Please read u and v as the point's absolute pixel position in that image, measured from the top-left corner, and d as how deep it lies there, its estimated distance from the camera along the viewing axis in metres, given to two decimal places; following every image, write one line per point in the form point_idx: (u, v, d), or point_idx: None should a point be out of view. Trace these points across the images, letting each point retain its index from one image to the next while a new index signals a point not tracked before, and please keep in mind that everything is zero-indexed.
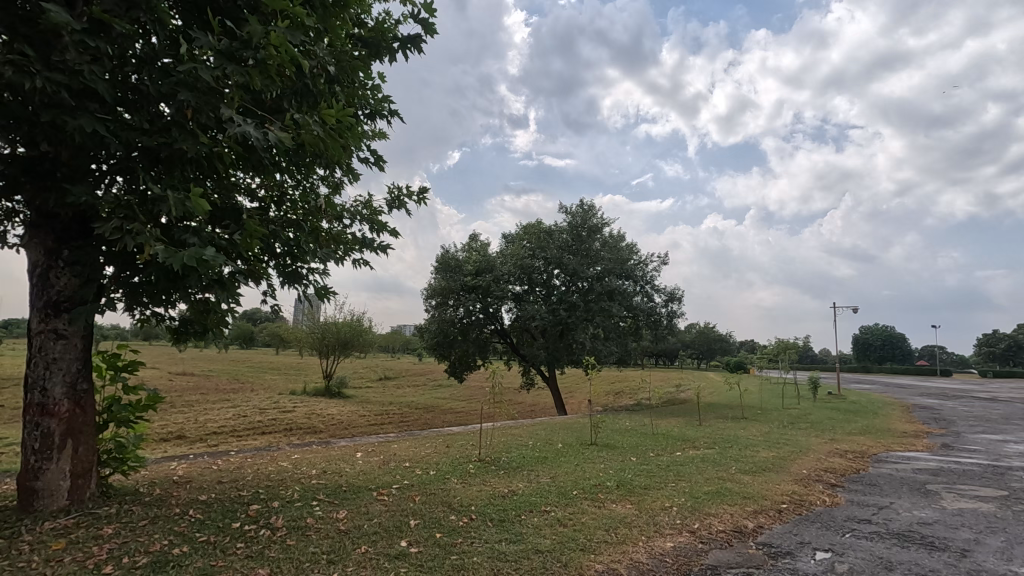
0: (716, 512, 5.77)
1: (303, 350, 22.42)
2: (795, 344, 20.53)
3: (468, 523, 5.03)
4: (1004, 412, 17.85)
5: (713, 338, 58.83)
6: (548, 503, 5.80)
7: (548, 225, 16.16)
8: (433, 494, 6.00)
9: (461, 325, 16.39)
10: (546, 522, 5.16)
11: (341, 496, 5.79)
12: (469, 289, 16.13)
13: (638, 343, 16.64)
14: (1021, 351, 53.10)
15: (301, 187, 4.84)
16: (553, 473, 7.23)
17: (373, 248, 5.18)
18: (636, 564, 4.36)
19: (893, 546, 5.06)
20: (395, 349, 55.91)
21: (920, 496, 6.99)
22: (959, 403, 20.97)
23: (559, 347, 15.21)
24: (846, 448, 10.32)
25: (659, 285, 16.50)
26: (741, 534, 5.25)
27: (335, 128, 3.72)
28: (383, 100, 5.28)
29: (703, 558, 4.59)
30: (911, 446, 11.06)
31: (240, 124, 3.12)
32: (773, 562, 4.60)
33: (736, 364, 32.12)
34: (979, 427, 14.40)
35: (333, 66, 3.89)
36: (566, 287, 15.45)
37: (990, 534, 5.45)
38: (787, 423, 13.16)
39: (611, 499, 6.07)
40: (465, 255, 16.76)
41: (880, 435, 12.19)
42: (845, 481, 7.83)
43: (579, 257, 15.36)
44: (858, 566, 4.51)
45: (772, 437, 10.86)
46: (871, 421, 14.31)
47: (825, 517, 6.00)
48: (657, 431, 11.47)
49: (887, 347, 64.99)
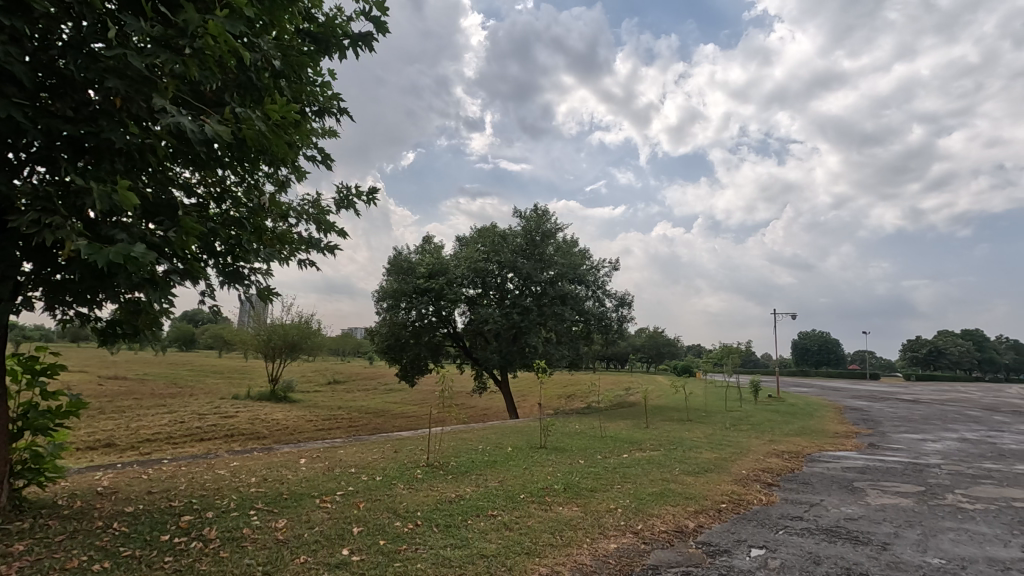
0: (658, 513, 5.91)
1: (247, 353, 21.57)
2: (738, 349, 21.30)
3: (413, 529, 4.95)
4: (923, 413, 19.18)
5: (663, 343, 60.41)
6: (495, 507, 5.78)
7: (503, 228, 16.17)
8: (378, 500, 5.87)
9: (413, 328, 16.17)
10: (493, 526, 5.14)
11: (281, 504, 5.59)
12: (421, 291, 15.86)
13: (589, 347, 16.85)
14: (940, 355, 57.14)
15: (245, 184, 4.65)
16: (502, 477, 7.22)
17: (319, 248, 5.04)
18: (580, 566, 4.40)
19: (821, 541, 5.31)
20: (346, 352, 54.69)
21: (848, 493, 7.40)
22: (886, 405, 22.39)
23: (511, 351, 15.23)
24: (783, 448, 10.79)
25: (610, 291, 16.82)
26: (682, 534, 5.39)
27: (279, 124, 3.56)
28: (333, 98, 5.16)
29: (645, 559, 4.67)
30: (841, 446, 11.68)
31: (174, 115, 2.95)
32: (711, 560, 4.74)
33: (683, 368, 33.10)
34: (901, 427, 15.38)
35: (279, 61, 3.76)
36: (519, 290, 15.53)
37: (907, 528, 5.82)
38: (729, 425, 13.67)
39: (558, 502, 6.11)
40: (418, 257, 16.56)
41: (813, 436, 12.83)
42: (780, 480, 8.19)
43: (533, 261, 15.47)
44: (789, 562, 4.71)
45: (715, 439, 11.23)
46: (806, 423, 15.03)
47: (761, 515, 6.25)
48: (606, 433, 11.64)
49: (823, 352, 68.53)
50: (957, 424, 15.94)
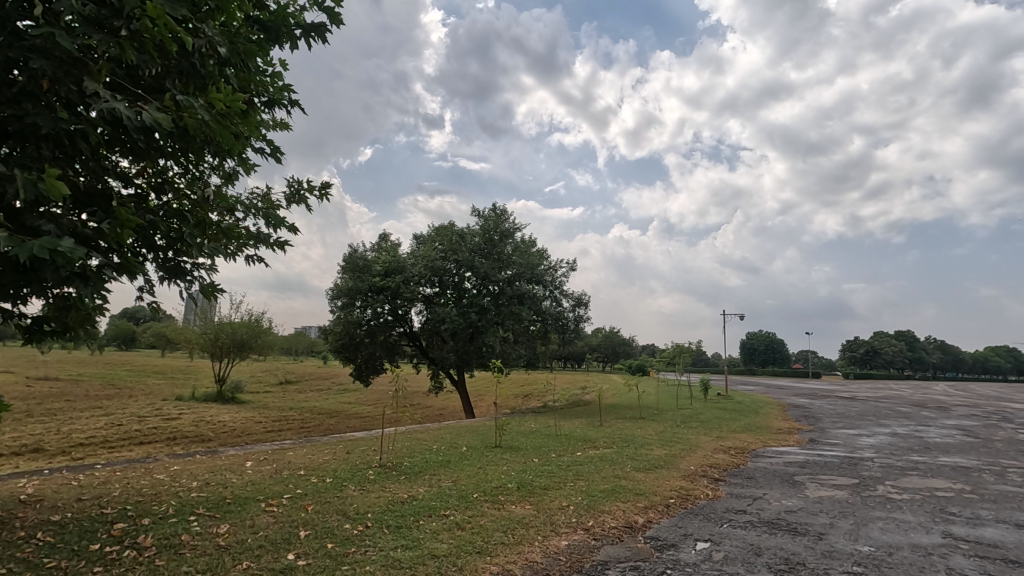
0: (609, 509, 6.00)
1: (192, 352, 20.64)
2: (689, 349, 21.88)
3: (363, 531, 4.85)
4: (858, 410, 20.23)
5: (618, 342, 61.54)
6: (448, 507, 5.74)
7: (460, 227, 16.06)
8: (328, 502, 5.73)
9: (368, 327, 15.76)
10: (445, 526, 5.10)
11: (223, 509, 5.37)
12: (377, 290, 15.57)
13: (546, 347, 16.95)
14: (875, 355, 60.50)
15: (189, 175, 4.43)
16: (455, 477, 7.18)
17: (268, 244, 4.86)
18: (531, 563, 4.42)
19: (762, 533, 5.52)
20: (299, 351, 53.19)
21: (789, 486, 7.73)
22: (826, 402, 23.54)
23: (468, 350, 15.15)
24: (730, 444, 11.18)
25: (567, 291, 16.98)
26: (631, 529, 5.49)
27: (224, 114, 3.38)
28: (283, 89, 5.00)
29: (595, 554, 4.74)
30: (784, 441, 12.18)
31: (108, 100, 2.77)
32: (658, 554, 4.85)
33: (637, 368, 33.83)
34: (839, 422, 16.17)
35: (226, 49, 3.58)
36: (477, 289, 15.50)
37: (841, 518, 6.14)
38: (679, 423, 14.04)
39: (510, 500, 6.13)
40: (374, 255, 16.24)
41: (758, 432, 13.31)
42: (726, 475, 8.48)
43: (490, 261, 15.46)
44: (732, 554, 4.87)
45: (666, 436, 11.51)
46: (752, 420, 15.61)
47: (707, 509, 6.45)
48: (560, 432, 11.75)
49: (769, 352, 71.43)
50: (888, 420, 16.91)
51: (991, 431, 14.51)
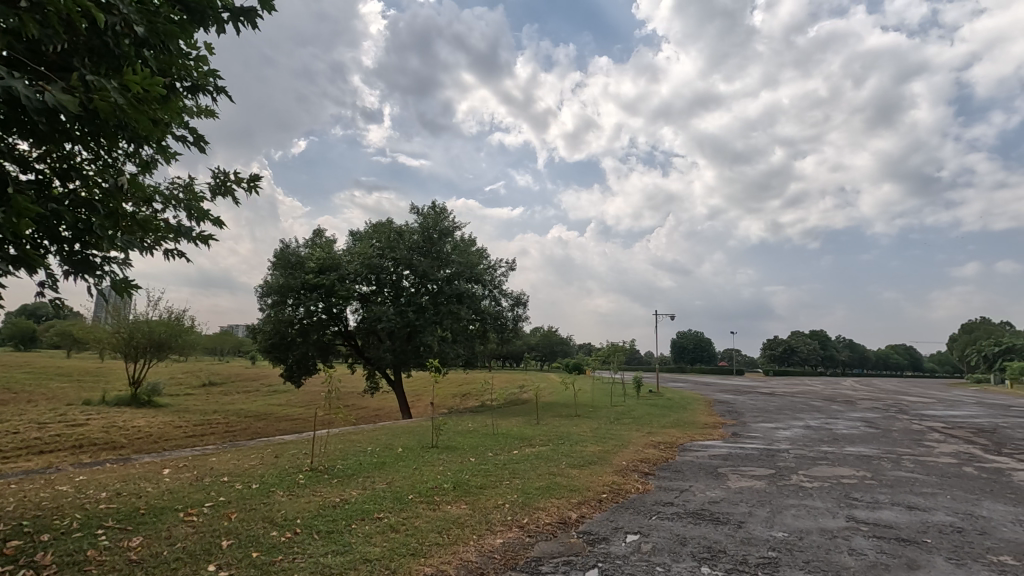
0: (544, 506, 6.11)
1: (102, 352, 19.09)
2: (623, 347, 22.55)
3: (291, 538, 4.68)
4: (776, 404, 21.58)
5: (556, 341, 62.65)
6: (382, 509, 5.64)
7: (399, 224, 15.78)
8: (254, 509, 5.48)
9: (300, 326, 15.19)
10: (378, 529, 5.00)
11: (136, 521, 5.02)
12: (310, 287, 15.02)
13: (484, 347, 16.97)
14: (792, 353, 64.81)
15: (100, 162, 4.11)
16: (390, 478, 7.07)
17: (190, 238, 4.58)
18: (466, 563, 4.41)
19: (688, 524, 5.79)
20: (224, 350, 50.49)
21: (713, 478, 8.16)
22: (748, 398, 24.99)
23: (406, 350, 14.92)
24: (660, 440, 11.64)
25: (506, 290, 17.06)
26: (565, 525, 5.60)
27: (140, 98, 3.14)
28: (209, 74, 4.73)
29: (529, 551, 4.81)
30: (710, 436, 12.80)
31: (1, 78, 2.52)
32: (591, 548, 4.98)
33: (573, 366, 34.48)
34: (759, 416, 17.18)
35: (145, 29, 3.32)
36: (415, 288, 15.31)
37: (759, 506, 6.54)
38: (613, 419, 14.46)
39: (446, 500, 6.10)
40: (307, 251, 15.67)
41: (686, 427, 13.93)
42: (655, 469, 8.82)
43: (429, 259, 15.31)
44: (659, 545, 5.07)
45: (600, 433, 11.81)
46: (681, 415, 16.31)
47: (637, 503, 6.69)
48: (497, 431, 11.80)
49: (697, 350, 74.90)
50: (802, 414, 18.12)
51: (890, 422, 15.91)
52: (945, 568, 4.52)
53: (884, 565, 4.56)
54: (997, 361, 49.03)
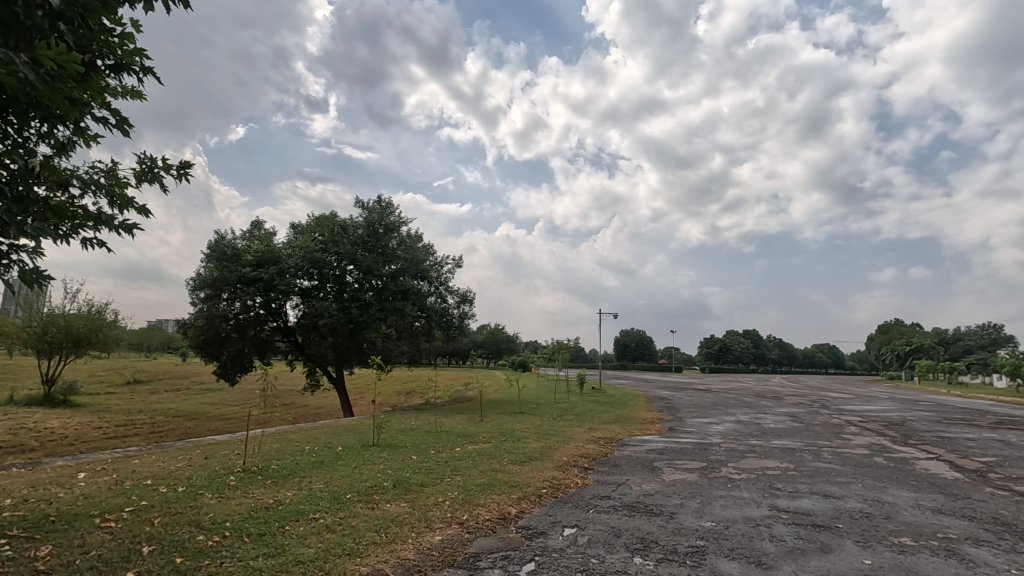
0: (483, 502, 6.15)
1: (11, 347, 17.56)
2: (568, 345, 22.91)
3: (219, 542, 4.51)
4: (710, 401, 22.54)
5: (502, 339, 62.97)
6: (318, 510, 5.51)
7: (343, 218, 15.36)
8: (179, 513, 5.22)
9: (236, 321, 14.54)
10: (313, 530, 4.89)
11: (45, 529, 4.68)
12: (247, 281, 14.37)
13: (429, 344, 16.85)
14: (727, 352, 67.91)
15: (8, 142, 3.79)
16: (328, 478, 6.90)
17: (111, 226, 4.30)
18: (403, 561, 4.39)
19: (623, 516, 5.99)
20: (151, 346, 47.61)
21: (649, 472, 8.47)
22: (685, 394, 25.97)
23: (348, 346, 14.60)
24: (600, 435, 11.95)
25: (452, 287, 16.97)
26: (504, 520, 5.66)
27: (55, 75, 2.92)
28: (134, 53, 4.46)
29: (467, 547, 4.84)
30: (648, 431, 13.21)
31: None
32: (528, 542, 5.07)
33: (519, 364, 34.73)
34: (695, 412, 17.91)
35: (62, 2, 3.07)
36: (359, 283, 14.99)
37: (690, 498, 6.84)
38: (555, 416, 14.69)
39: (386, 499, 6.02)
40: (245, 243, 15.00)
41: (625, 423, 14.32)
42: (594, 464, 9.05)
43: (374, 254, 15.03)
44: (595, 537, 5.23)
45: (542, 430, 11.97)
46: (621, 412, 16.80)
47: (576, 497, 6.85)
48: (440, 429, 11.73)
49: (639, 348, 77.20)
50: (734, 410, 19.01)
51: (812, 416, 16.98)
52: (854, 550, 4.89)
53: (801, 550, 4.89)
54: (907, 360, 53.23)
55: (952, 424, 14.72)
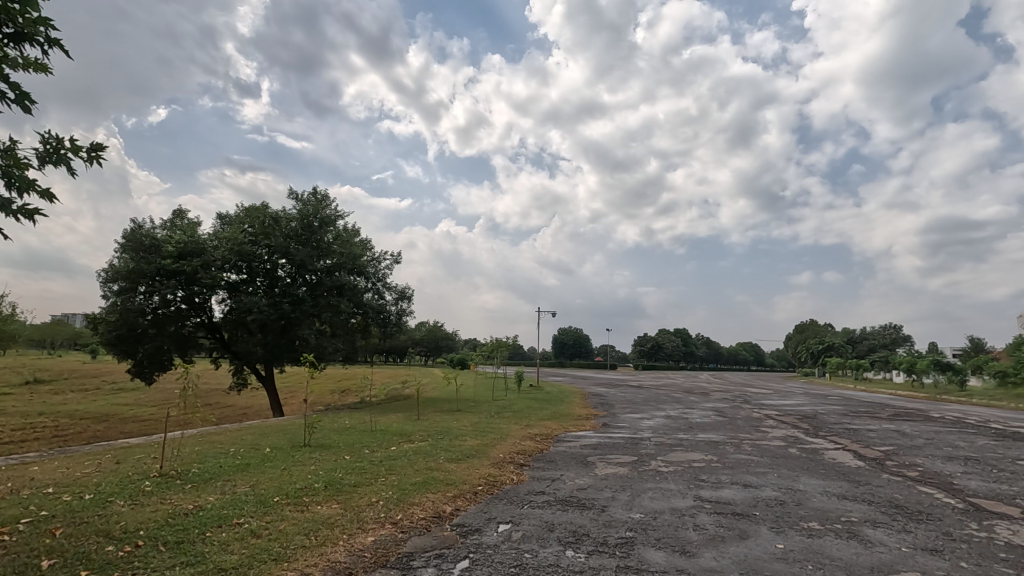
0: (419, 501, 6.09)
1: None
2: (506, 343, 23.05)
3: (132, 552, 4.23)
4: (642, 396, 23.39)
5: (441, 336, 62.48)
6: (242, 514, 5.27)
7: (275, 209, 14.71)
8: (86, 523, 4.85)
9: (154, 317, 13.62)
10: (237, 536, 4.68)
11: None
12: (167, 274, 13.48)
13: (365, 341, 16.48)
14: (659, 349, 70.61)
15: None
16: (254, 481, 6.61)
17: (8, 211, 3.92)
18: (333, 564, 4.29)
19: (556, 511, 6.11)
20: (55, 342, 43.72)
21: (583, 467, 8.69)
22: (619, 390, 26.77)
23: (279, 344, 14.05)
24: (537, 432, 12.12)
25: (390, 284, 16.65)
26: (439, 519, 5.63)
27: None
28: (38, 23, 4.07)
29: (400, 547, 4.78)
30: (582, 427, 13.54)
31: None
32: (463, 540, 5.08)
33: (458, 361, 34.62)
34: (628, 408, 18.49)
35: None
36: (291, 278, 14.43)
37: (621, 491, 7.08)
38: (493, 413, 14.74)
39: (316, 501, 5.84)
40: (165, 233, 14.07)
41: (561, 419, 14.61)
42: (530, 460, 9.17)
43: (307, 249, 14.50)
44: (529, 532, 5.31)
45: (479, 427, 12.00)
46: (557, 408, 17.11)
47: (511, 493, 6.91)
48: (375, 428, 11.52)
49: (576, 346, 78.81)
50: (664, 405, 19.81)
51: (735, 411, 17.97)
52: (768, 536, 5.23)
53: (721, 537, 5.18)
54: (820, 357, 57.33)
55: (858, 417, 16.01)
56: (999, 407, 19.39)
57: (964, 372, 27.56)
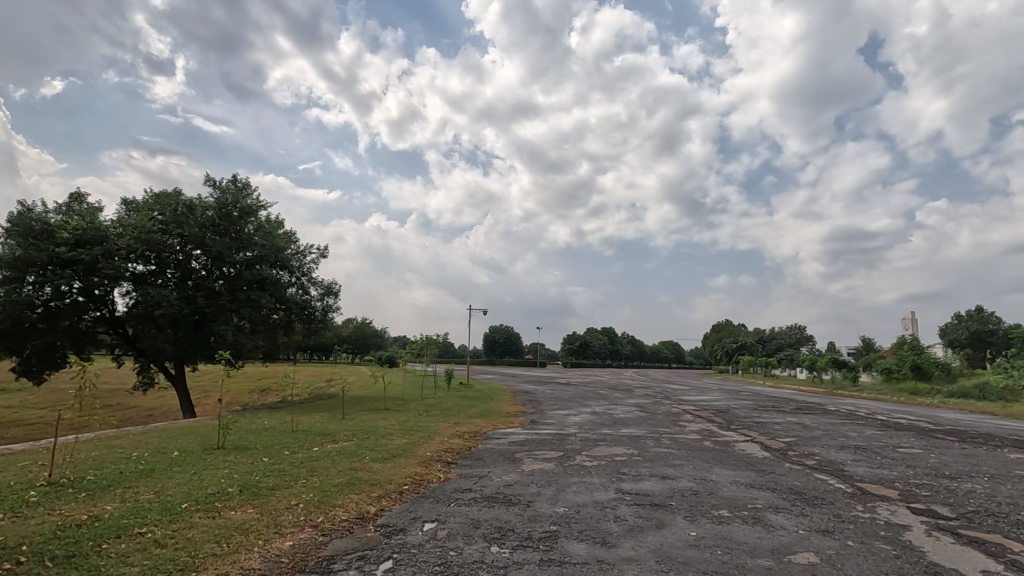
0: (341, 503, 5.93)
1: None
2: (437, 340, 22.88)
3: (12, 569, 3.83)
4: (570, 393, 23.95)
5: (370, 333, 60.96)
6: (146, 523, 4.91)
7: (189, 197, 13.74)
8: None
9: (45, 310, 12.35)
10: (138, 546, 4.35)
11: None
12: (62, 263, 12.26)
13: (286, 337, 15.79)
14: (587, 347, 72.57)
15: None
16: (160, 487, 6.17)
17: None
18: (247, 572, 4.09)
19: (483, 508, 6.14)
20: None
21: (510, 463, 8.78)
22: (548, 388, 27.27)
23: (191, 340, 13.16)
24: (465, 430, 12.11)
25: (315, 279, 16.03)
26: (362, 520, 5.51)
27: None
28: None
29: (320, 551, 4.63)
30: (511, 424, 13.69)
31: None
32: (387, 540, 4.99)
33: (386, 358, 33.94)
34: (555, 405, 18.89)
35: None
36: (206, 271, 13.55)
37: (547, 487, 7.22)
38: (422, 412, 14.57)
39: (230, 507, 5.53)
40: (60, 218, 12.79)
41: (490, 417, 14.68)
42: (458, 458, 9.15)
43: (225, 239, 13.66)
44: (455, 530, 5.30)
45: (406, 426, 11.83)
46: (486, 406, 17.19)
47: (438, 492, 6.88)
48: (297, 428, 11.07)
49: (507, 344, 79.40)
50: (590, 401, 20.40)
51: (656, 406, 18.83)
52: (683, 524, 5.53)
53: (640, 527, 5.41)
54: (734, 355, 61.14)
55: (765, 411, 17.24)
56: (885, 400, 21.49)
57: (857, 369, 30.35)
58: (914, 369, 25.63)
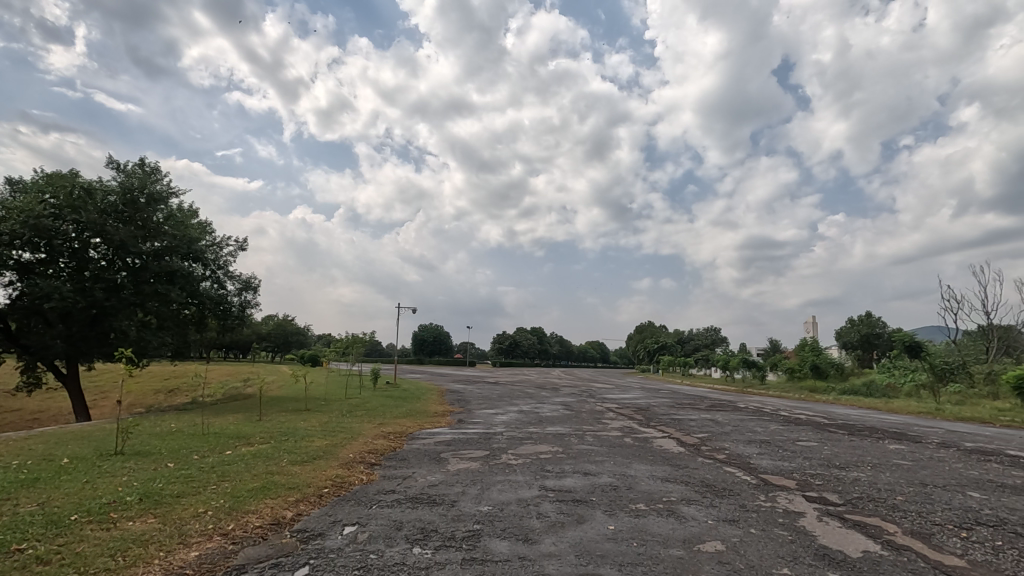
0: (255, 509, 5.65)
1: None
2: (363, 338, 22.28)
3: None
4: (498, 392, 24.13)
5: (292, 331, 58.46)
6: (26, 538, 4.45)
7: (88, 180, 12.56)
8: None
9: None
10: (17, 564, 3.94)
11: None
12: None
13: (197, 334, 14.80)
14: (516, 347, 73.31)
15: None
16: (45, 498, 5.60)
17: None
18: None
19: (405, 509, 6.06)
20: None
21: (435, 463, 8.72)
22: (476, 387, 27.31)
23: None
24: (390, 430, 11.88)
25: (232, 272, 15.14)
26: (277, 526, 5.28)
27: None
28: None
29: (230, 560, 4.39)
30: (437, 424, 13.57)
31: None
32: (304, 545, 4.82)
33: (309, 357, 32.65)
34: (483, 404, 18.96)
35: None
36: (106, 261, 12.44)
37: (472, 485, 7.24)
38: (344, 412, 14.16)
39: (127, 517, 5.12)
40: None
41: (416, 417, 14.50)
42: (381, 459, 8.97)
43: (129, 227, 12.60)
44: (375, 532, 5.20)
45: (328, 427, 11.44)
46: (412, 406, 16.96)
47: (360, 494, 6.70)
48: (207, 430, 10.41)
49: (436, 343, 78.66)
50: (517, 400, 20.60)
51: (580, 404, 19.33)
52: (602, 518, 5.73)
53: (561, 523, 5.55)
54: (656, 355, 63.99)
55: (681, 408, 18.16)
56: (788, 398, 23.26)
57: (764, 368, 32.69)
58: (812, 368, 27.95)
